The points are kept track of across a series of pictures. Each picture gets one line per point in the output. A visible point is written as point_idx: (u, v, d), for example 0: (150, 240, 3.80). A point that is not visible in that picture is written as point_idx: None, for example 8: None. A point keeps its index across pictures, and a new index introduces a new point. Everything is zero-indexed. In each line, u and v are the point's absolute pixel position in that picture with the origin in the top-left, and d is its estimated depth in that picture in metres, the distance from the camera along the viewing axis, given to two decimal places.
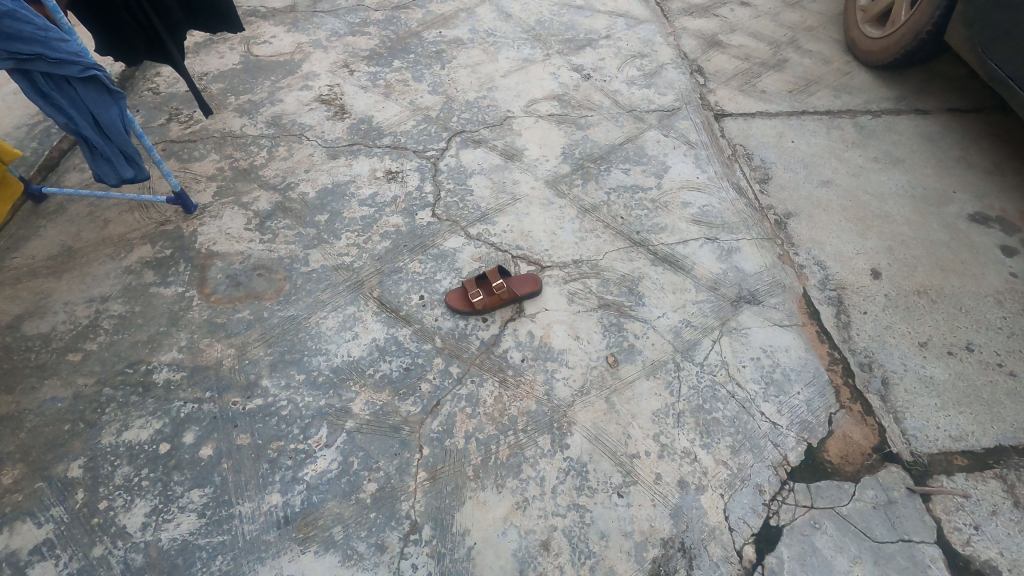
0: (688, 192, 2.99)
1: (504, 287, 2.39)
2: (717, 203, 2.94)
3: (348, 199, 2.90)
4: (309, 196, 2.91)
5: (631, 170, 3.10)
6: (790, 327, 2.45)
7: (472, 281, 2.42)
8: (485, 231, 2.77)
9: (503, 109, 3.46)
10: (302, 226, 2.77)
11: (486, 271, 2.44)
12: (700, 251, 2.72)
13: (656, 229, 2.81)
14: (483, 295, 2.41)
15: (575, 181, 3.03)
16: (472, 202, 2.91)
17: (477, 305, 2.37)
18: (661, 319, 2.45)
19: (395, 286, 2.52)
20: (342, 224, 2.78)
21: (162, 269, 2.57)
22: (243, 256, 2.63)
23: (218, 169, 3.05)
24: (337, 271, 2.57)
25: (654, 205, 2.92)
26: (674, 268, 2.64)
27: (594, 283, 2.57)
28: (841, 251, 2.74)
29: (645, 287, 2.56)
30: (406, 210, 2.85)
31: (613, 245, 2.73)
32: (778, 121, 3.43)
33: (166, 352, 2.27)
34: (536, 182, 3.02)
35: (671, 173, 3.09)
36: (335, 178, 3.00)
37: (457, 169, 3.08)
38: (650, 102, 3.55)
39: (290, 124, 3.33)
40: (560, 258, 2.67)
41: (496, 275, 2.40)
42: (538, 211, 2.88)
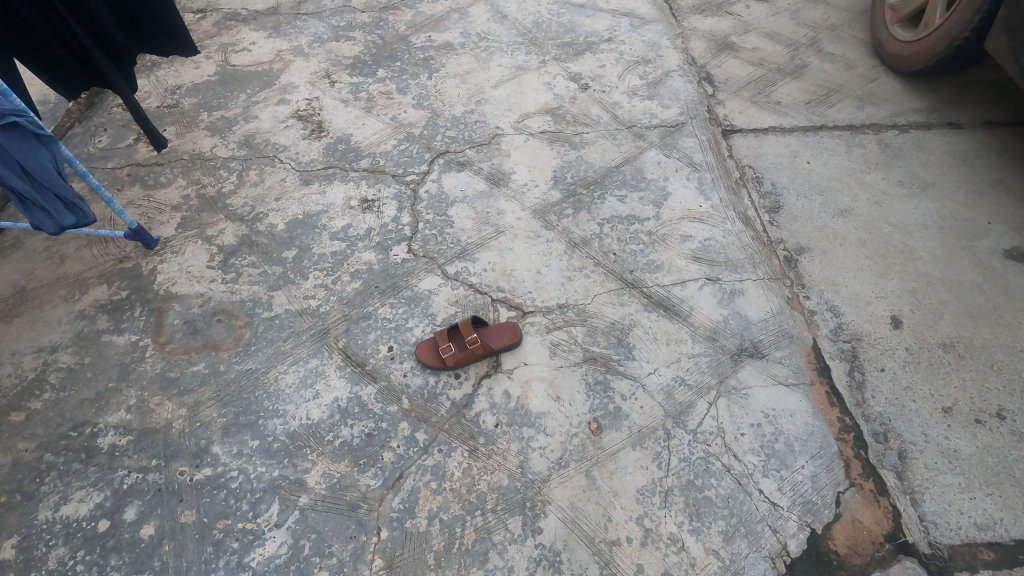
0: (689, 223, 2.73)
1: (477, 341, 2.20)
2: (721, 237, 2.67)
3: (318, 232, 2.69)
4: (278, 228, 2.72)
5: (627, 197, 2.84)
6: (796, 386, 2.20)
7: (444, 334, 2.23)
8: (464, 270, 2.55)
9: (492, 125, 3.20)
10: (268, 263, 2.58)
11: (459, 323, 2.25)
12: (699, 294, 2.47)
13: (650, 268, 2.56)
14: (456, 349, 2.21)
15: (565, 210, 2.78)
16: (452, 235, 2.68)
17: (448, 362, 2.17)
18: (652, 376, 2.22)
19: (362, 335, 2.33)
20: (311, 262, 2.58)
21: (116, 313, 2.40)
22: (203, 299, 2.45)
23: (184, 196, 2.86)
24: (301, 317, 2.39)
25: (651, 239, 2.66)
26: (669, 315, 2.40)
27: (579, 333, 2.34)
28: (858, 294, 2.46)
29: (636, 338, 2.33)
30: (380, 244, 2.64)
31: (603, 286, 2.50)
32: (792, 138, 3.13)
33: (113, 413, 2.12)
34: (522, 212, 2.78)
35: (671, 201, 2.82)
36: (306, 208, 2.79)
37: (438, 196, 2.85)
38: (652, 115, 3.26)
39: (264, 144, 3.12)
40: (544, 302, 2.44)
41: (469, 328, 2.21)
42: (523, 245, 2.64)
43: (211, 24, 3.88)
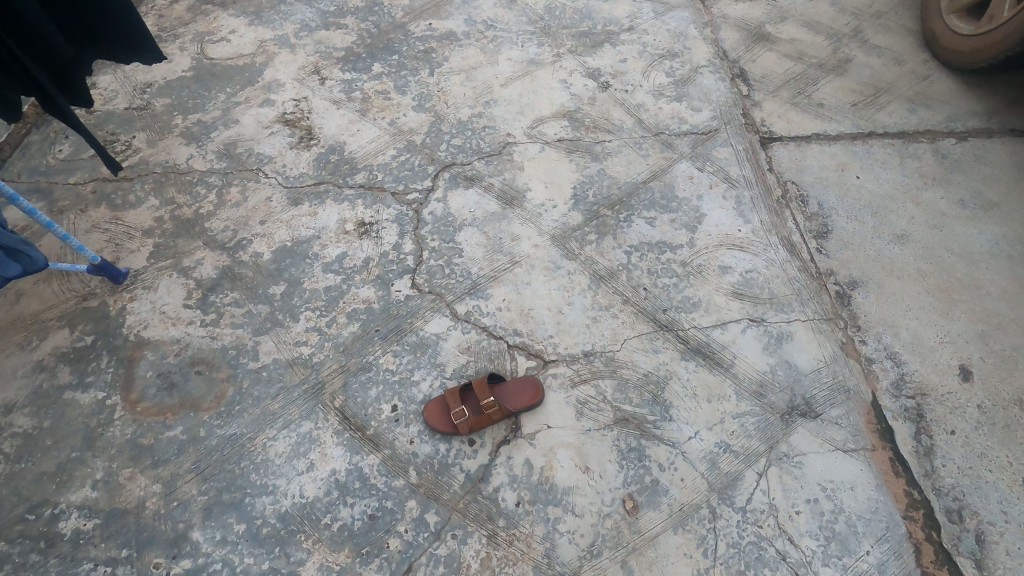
0: (727, 251, 2.43)
1: (494, 404, 1.93)
2: (764, 269, 2.38)
3: (310, 263, 2.38)
4: (263, 258, 2.40)
5: (656, 220, 2.52)
6: (856, 452, 1.95)
7: (456, 394, 1.95)
8: (475, 309, 2.25)
9: (502, 132, 2.84)
10: (252, 301, 2.27)
11: (473, 381, 1.96)
12: (742, 338, 2.18)
13: (685, 307, 2.27)
14: (470, 413, 1.94)
15: (588, 235, 2.47)
16: (460, 266, 2.37)
17: (462, 429, 1.90)
18: (692, 441, 1.96)
19: (361, 391, 2.05)
20: (302, 300, 2.27)
21: (79, 364, 2.10)
22: (179, 346, 2.15)
23: (156, 219, 2.52)
24: (292, 369, 2.10)
25: (685, 271, 2.37)
26: (709, 364, 2.12)
27: (609, 387, 2.07)
28: (921, 338, 2.19)
29: (672, 393, 2.06)
30: (379, 278, 2.33)
31: (633, 329, 2.21)
32: (839, 147, 2.80)
33: (76, 490, 1.84)
34: (540, 237, 2.46)
35: (705, 224, 2.51)
36: (295, 233, 2.47)
37: (444, 218, 2.52)
38: (681, 120, 2.91)
39: (245, 154, 2.76)
40: (568, 349, 2.15)
41: (486, 389, 1.93)
42: (541, 278, 2.34)
43: (183, 7, 3.43)
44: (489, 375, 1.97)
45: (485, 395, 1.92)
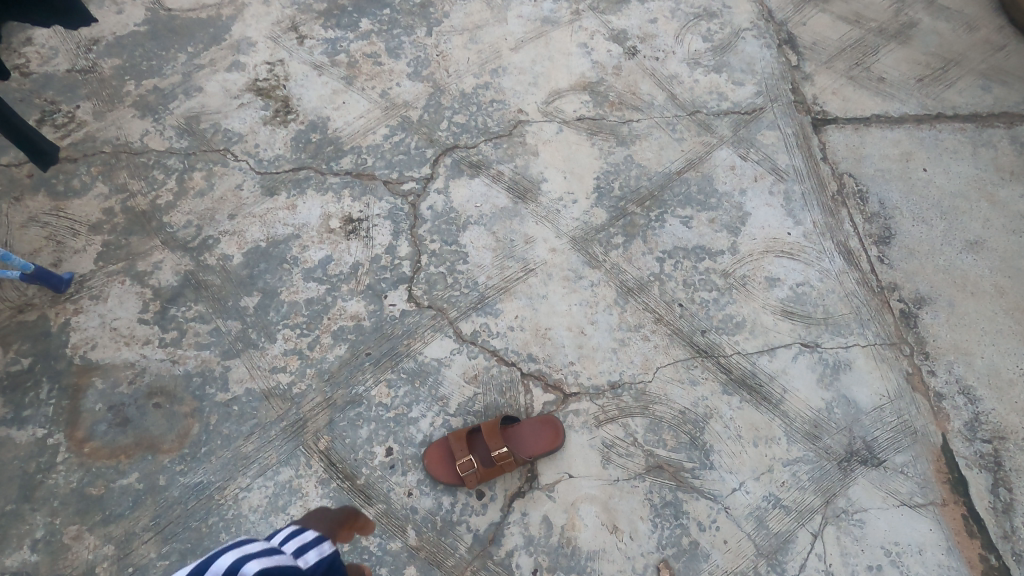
0: (774, 259, 2.09)
1: (507, 455, 1.62)
2: (818, 281, 2.05)
3: (288, 269, 2.03)
4: (233, 262, 2.04)
5: (693, 219, 2.17)
6: (926, 509, 1.69)
7: (462, 439, 1.65)
8: (483, 329, 1.93)
9: (513, 108, 2.42)
10: (221, 317, 1.93)
11: (483, 425, 1.65)
12: (794, 368, 1.88)
13: (727, 327, 1.96)
14: (479, 462, 1.64)
15: (614, 238, 2.12)
16: (465, 275, 2.03)
17: (469, 483, 1.61)
18: (738, 494, 1.69)
19: (350, 431, 1.75)
20: (279, 315, 1.94)
21: (15, 394, 1.78)
22: (133, 372, 1.83)
23: (105, 211, 2.14)
24: (268, 402, 1.79)
25: (726, 283, 2.04)
26: (755, 399, 1.83)
27: (640, 426, 1.77)
28: (999, 370, 1.89)
29: (713, 435, 1.77)
30: (370, 288, 2.00)
31: (667, 354, 1.90)
32: (902, 132, 2.41)
33: (14, 552, 1.58)
34: (558, 240, 2.11)
35: (749, 225, 2.16)
36: (271, 230, 2.11)
37: (445, 215, 2.16)
38: (720, 97, 2.50)
39: (211, 131, 2.34)
40: (591, 379, 1.85)
41: (498, 436, 1.63)
42: (560, 291, 2.01)
43: None
44: (502, 417, 1.67)
45: (497, 443, 1.62)
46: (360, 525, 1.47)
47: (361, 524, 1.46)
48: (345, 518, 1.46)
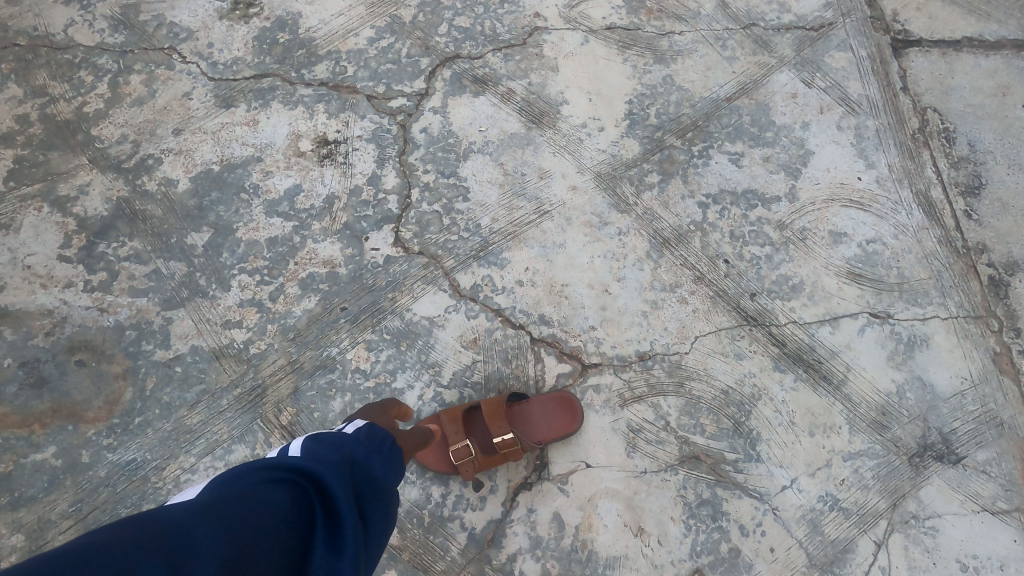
0: (841, 209, 1.72)
1: (513, 443, 1.33)
2: (891, 238, 1.69)
3: (246, 200, 1.64)
4: (178, 189, 1.65)
5: (743, 157, 1.78)
6: (1010, 516, 1.41)
7: (459, 419, 1.35)
8: (485, 283, 1.58)
9: (529, 11, 1.94)
10: (161, 257, 1.56)
11: (484, 404, 1.34)
12: (859, 342, 1.55)
13: (781, 291, 1.61)
14: (477, 449, 1.34)
15: (648, 176, 1.74)
16: (465, 216, 1.66)
17: (465, 475, 1.32)
18: (788, 493, 1.40)
19: (321, 403, 1.44)
20: (233, 256, 1.57)
21: None
22: (51, 322, 1.48)
23: (19, 119, 1.71)
24: (218, 364, 1.45)
25: (782, 237, 1.68)
26: (813, 379, 1.51)
27: (673, 407, 1.46)
28: None
29: (761, 421, 1.46)
30: (347, 227, 1.62)
31: (708, 321, 1.57)
32: (1001, 59, 1.95)
33: None
34: (579, 176, 1.73)
35: (812, 166, 1.78)
36: (226, 151, 1.70)
37: (443, 140, 1.76)
38: (784, 7, 2.01)
39: (153, 24, 1.86)
40: (616, 348, 1.52)
41: (502, 417, 1.33)
42: (580, 240, 1.65)
43: None
44: (509, 395, 1.37)
45: (501, 427, 1.33)
46: (403, 411, 1.29)
47: (402, 409, 1.29)
48: (384, 406, 1.27)
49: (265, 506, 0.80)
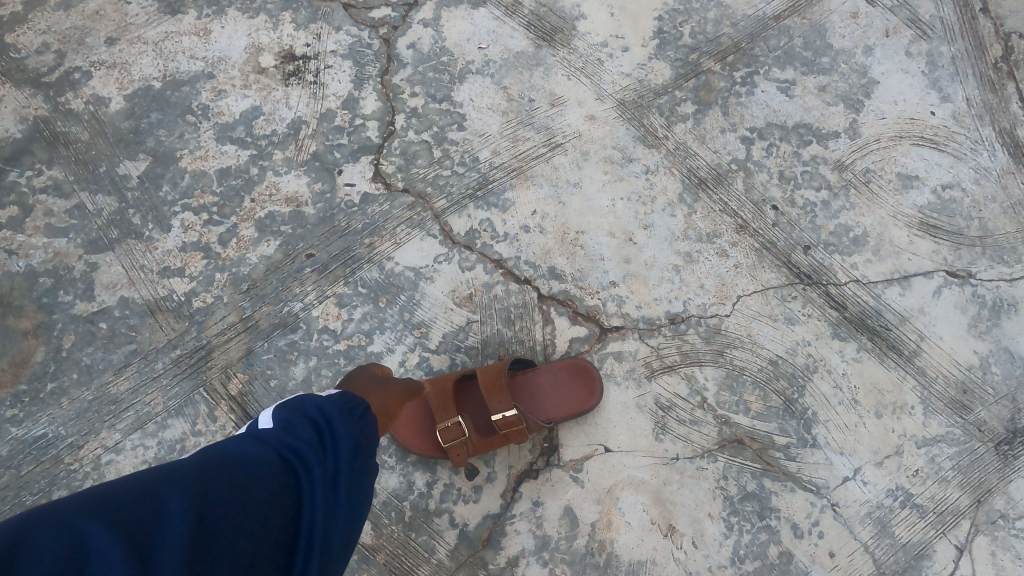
0: (911, 147, 1.44)
1: (517, 422, 1.06)
2: (971, 184, 1.41)
3: (193, 123, 1.34)
4: (110, 109, 1.35)
5: (795, 85, 1.48)
6: None
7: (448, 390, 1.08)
8: (484, 228, 1.30)
9: None
10: (86, 190, 1.27)
11: (480, 373, 1.06)
12: (934, 306, 1.29)
13: (841, 243, 1.33)
14: (471, 429, 1.08)
15: (681, 106, 1.44)
16: (460, 147, 1.37)
17: (456, 461, 1.06)
18: (851, 486, 1.15)
19: (280, 369, 1.17)
20: (175, 190, 1.28)
21: None
22: None
23: None
24: (153, 321, 1.18)
25: (841, 181, 1.40)
26: (879, 348, 1.25)
27: (712, 380, 1.20)
28: None
29: (817, 399, 1.20)
30: (317, 159, 1.33)
31: (753, 278, 1.29)
32: None
33: None
34: (598, 104, 1.43)
35: (877, 98, 1.48)
36: (170, 65, 1.39)
37: (434, 57, 1.44)
38: None
39: None
40: (642, 309, 1.25)
41: (503, 390, 1.05)
42: (599, 179, 1.36)
43: None
44: (512, 360, 1.09)
45: (503, 401, 1.06)
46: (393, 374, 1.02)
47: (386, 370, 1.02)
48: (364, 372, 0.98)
49: (238, 486, 0.64)
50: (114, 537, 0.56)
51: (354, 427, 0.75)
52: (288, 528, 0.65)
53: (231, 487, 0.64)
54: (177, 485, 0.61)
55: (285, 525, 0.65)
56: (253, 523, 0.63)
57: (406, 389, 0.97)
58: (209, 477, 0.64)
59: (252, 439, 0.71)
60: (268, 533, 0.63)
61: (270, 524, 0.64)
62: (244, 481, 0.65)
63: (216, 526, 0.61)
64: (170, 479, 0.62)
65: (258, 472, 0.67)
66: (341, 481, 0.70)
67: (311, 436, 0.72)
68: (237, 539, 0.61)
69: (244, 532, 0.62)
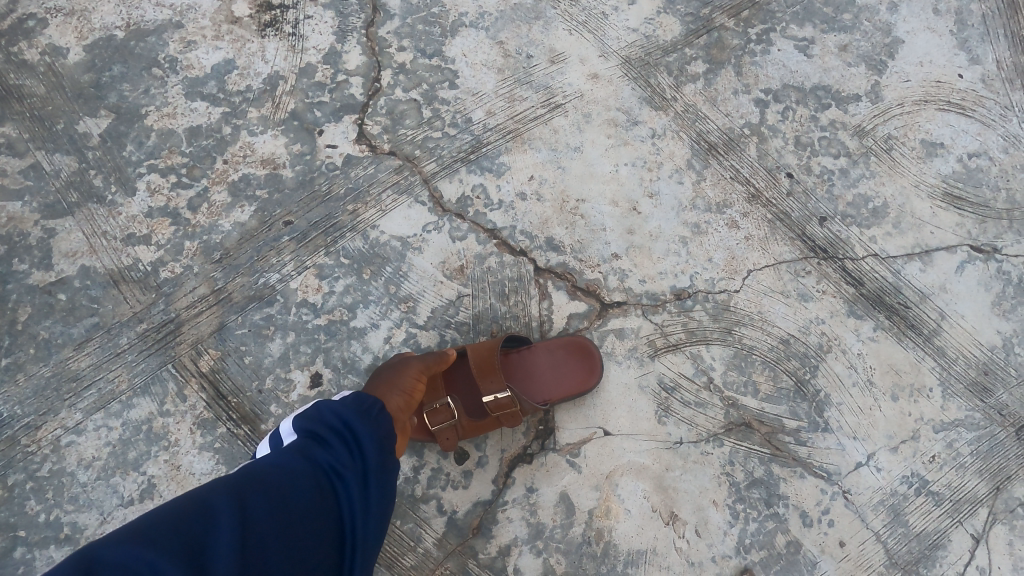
0: (936, 113, 1.34)
1: (511, 404, 0.99)
2: (1000, 153, 1.31)
3: (160, 77, 1.23)
4: (67, 60, 1.23)
5: (814, 44, 1.37)
6: None
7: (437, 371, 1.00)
8: (476, 195, 1.20)
9: None
10: (41, 150, 1.16)
11: (471, 350, 0.99)
12: (957, 283, 1.21)
13: (860, 215, 1.25)
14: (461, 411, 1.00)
15: (691, 65, 1.33)
16: (452, 107, 1.26)
17: (444, 446, 0.99)
18: (864, 473, 1.08)
19: (255, 345, 1.09)
20: (141, 151, 1.18)
21: None
22: None
23: None
24: (117, 292, 1.09)
25: (861, 148, 1.30)
26: (897, 328, 1.17)
27: (719, 360, 1.12)
28: None
29: (830, 380, 1.13)
30: (295, 118, 1.22)
31: (765, 251, 1.21)
32: None
33: None
34: (602, 62, 1.32)
35: (901, 59, 1.38)
36: (133, 12, 1.26)
37: (424, 8, 1.32)
38: None
39: None
40: (645, 284, 1.16)
41: (496, 371, 0.98)
42: (602, 143, 1.26)
43: None
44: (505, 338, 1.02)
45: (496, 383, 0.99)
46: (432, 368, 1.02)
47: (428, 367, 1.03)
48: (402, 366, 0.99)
49: (280, 502, 0.66)
50: (170, 562, 0.57)
51: (375, 427, 0.78)
52: (331, 527, 0.69)
53: (270, 498, 0.66)
54: (218, 504, 0.63)
55: (326, 529, 0.68)
56: (294, 533, 0.65)
57: (425, 361, 0.96)
58: (249, 491, 0.66)
59: (281, 452, 0.73)
60: (315, 540, 0.66)
61: (315, 534, 0.66)
62: (282, 491, 0.67)
63: (263, 537, 0.63)
64: (210, 498, 0.64)
65: (295, 485, 0.68)
66: (372, 479, 0.73)
67: (338, 445, 0.75)
68: (286, 553, 0.63)
69: (294, 535, 0.65)
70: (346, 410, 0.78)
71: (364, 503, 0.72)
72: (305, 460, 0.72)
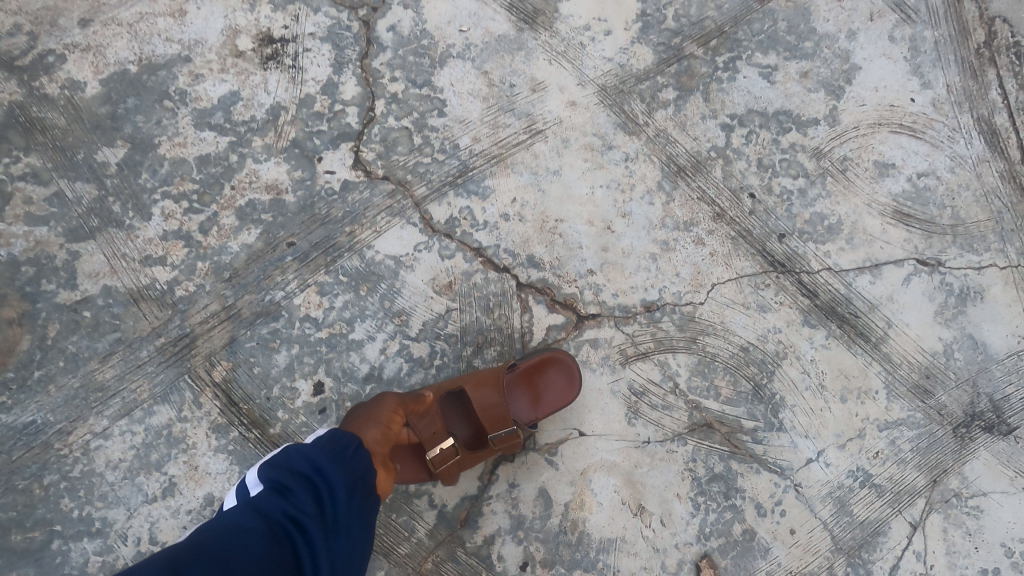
0: (889, 135, 1.45)
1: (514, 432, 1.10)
2: (947, 173, 1.42)
3: (171, 108, 1.33)
4: (85, 93, 1.33)
5: (777, 70, 1.48)
6: None
7: (431, 412, 1.09)
8: (463, 216, 1.31)
9: None
10: (63, 178, 1.27)
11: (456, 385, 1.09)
12: (904, 294, 1.32)
13: (815, 231, 1.36)
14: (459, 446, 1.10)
15: (662, 92, 1.44)
16: (441, 135, 1.36)
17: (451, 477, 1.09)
18: (812, 468, 1.20)
19: (262, 357, 1.20)
20: (154, 178, 1.28)
21: None
22: None
23: None
24: (136, 309, 1.20)
25: (818, 168, 1.41)
26: (847, 336, 1.29)
27: (684, 366, 1.24)
28: None
29: (785, 384, 1.24)
30: (297, 146, 1.33)
31: (729, 266, 1.32)
32: None
33: None
34: (580, 90, 1.42)
35: (858, 84, 1.48)
36: (145, 47, 1.36)
37: (414, 40, 1.42)
38: None
39: None
40: (618, 298, 1.28)
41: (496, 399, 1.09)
42: (579, 167, 1.37)
43: None
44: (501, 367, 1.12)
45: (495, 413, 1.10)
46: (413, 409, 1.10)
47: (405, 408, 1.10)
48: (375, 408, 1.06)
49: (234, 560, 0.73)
50: None
51: (339, 476, 0.87)
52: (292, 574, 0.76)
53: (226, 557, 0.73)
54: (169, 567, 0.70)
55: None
56: None
57: (400, 397, 1.06)
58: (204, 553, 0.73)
59: (246, 509, 0.81)
60: None
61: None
62: (242, 545, 0.75)
63: None
64: (172, 557, 0.71)
65: (254, 541, 0.76)
66: (335, 527, 0.83)
67: (303, 498, 0.84)
68: None
69: None
70: (316, 456, 0.88)
71: (326, 550, 0.80)
72: (271, 513, 0.81)
